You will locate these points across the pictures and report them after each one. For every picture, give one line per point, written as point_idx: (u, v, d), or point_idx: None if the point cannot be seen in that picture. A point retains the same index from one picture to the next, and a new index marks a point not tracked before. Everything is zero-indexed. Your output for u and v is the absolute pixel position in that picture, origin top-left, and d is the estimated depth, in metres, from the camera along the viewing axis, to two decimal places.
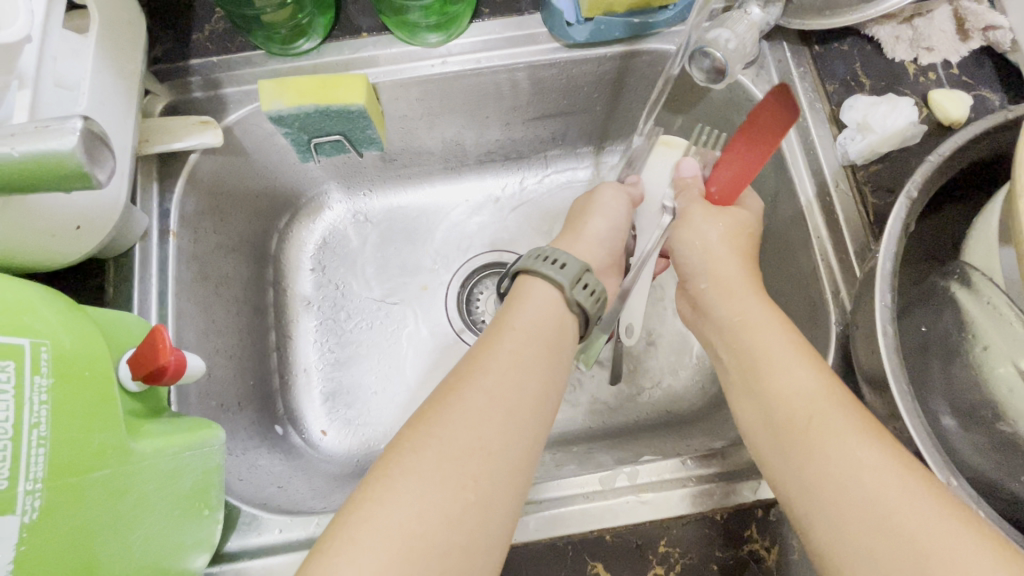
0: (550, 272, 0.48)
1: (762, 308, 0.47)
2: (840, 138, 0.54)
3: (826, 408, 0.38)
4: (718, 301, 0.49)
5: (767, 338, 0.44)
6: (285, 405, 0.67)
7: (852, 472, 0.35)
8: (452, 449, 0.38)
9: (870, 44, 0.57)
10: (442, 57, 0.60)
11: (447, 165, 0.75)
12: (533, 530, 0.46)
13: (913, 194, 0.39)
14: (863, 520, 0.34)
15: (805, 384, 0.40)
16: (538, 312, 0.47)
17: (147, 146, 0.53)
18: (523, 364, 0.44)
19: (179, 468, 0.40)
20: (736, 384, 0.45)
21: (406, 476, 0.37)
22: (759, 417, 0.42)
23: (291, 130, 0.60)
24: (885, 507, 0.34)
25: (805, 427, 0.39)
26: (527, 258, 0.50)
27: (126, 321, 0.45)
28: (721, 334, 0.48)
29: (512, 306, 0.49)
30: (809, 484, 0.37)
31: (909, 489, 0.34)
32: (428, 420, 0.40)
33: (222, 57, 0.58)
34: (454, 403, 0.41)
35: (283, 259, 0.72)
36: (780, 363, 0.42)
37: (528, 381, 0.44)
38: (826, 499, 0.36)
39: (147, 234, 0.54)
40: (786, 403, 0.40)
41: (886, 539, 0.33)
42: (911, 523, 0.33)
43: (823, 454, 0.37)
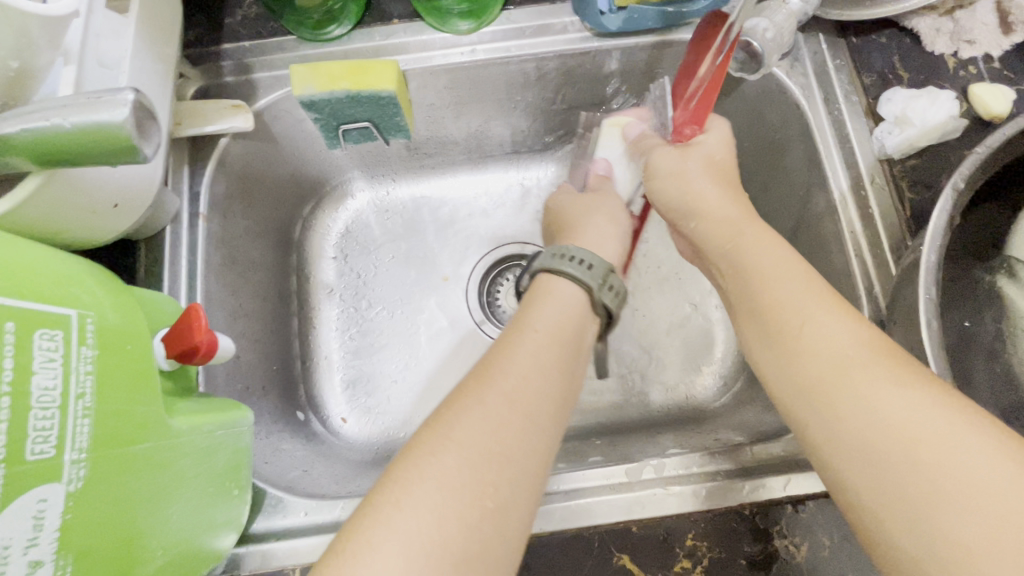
0: (573, 270, 0.47)
1: (774, 247, 0.43)
2: (876, 131, 0.54)
3: (839, 345, 0.36)
4: (709, 233, 0.48)
5: (789, 289, 0.40)
6: (306, 391, 0.67)
7: (870, 405, 0.33)
8: (471, 456, 0.34)
9: (908, 36, 0.56)
10: (472, 45, 0.59)
11: (471, 156, 0.75)
12: (559, 519, 0.46)
13: (959, 186, 0.38)
14: (890, 456, 0.31)
15: (819, 321, 0.38)
16: (562, 310, 0.45)
17: (181, 129, 0.54)
18: (551, 360, 0.41)
19: (213, 446, 0.41)
20: (747, 328, 0.42)
21: (423, 473, 0.33)
22: (771, 364, 0.39)
23: (321, 116, 0.60)
24: (915, 451, 0.31)
25: (817, 369, 0.36)
26: (546, 259, 0.48)
27: (163, 301, 0.45)
28: (725, 270, 0.46)
29: (530, 307, 0.45)
30: (826, 429, 0.35)
31: (930, 411, 0.31)
32: (447, 419, 0.36)
33: (254, 42, 0.58)
34: (471, 407, 0.36)
35: (306, 246, 0.73)
36: (804, 314, 0.38)
37: (550, 370, 0.41)
38: (848, 441, 0.33)
39: (178, 216, 0.54)
40: (797, 344, 0.38)
41: (918, 485, 0.30)
42: (937, 449, 0.30)
43: (839, 395, 0.34)
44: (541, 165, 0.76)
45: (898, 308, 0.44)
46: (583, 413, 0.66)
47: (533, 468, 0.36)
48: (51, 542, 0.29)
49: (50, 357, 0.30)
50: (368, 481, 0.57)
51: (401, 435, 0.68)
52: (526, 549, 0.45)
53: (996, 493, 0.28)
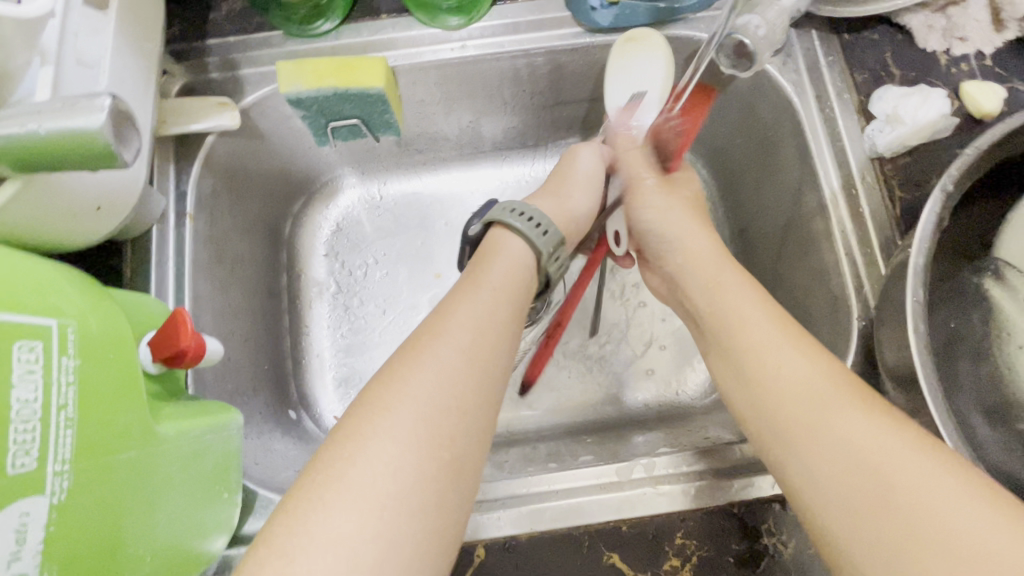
0: (521, 226, 0.45)
1: (740, 282, 0.45)
2: (868, 129, 0.53)
3: (809, 384, 0.37)
4: (692, 268, 0.49)
5: (756, 325, 0.41)
6: (298, 390, 0.68)
7: (838, 440, 0.34)
8: (427, 411, 0.34)
9: (901, 33, 0.56)
10: (461, 40, 0.58)
11: (463, 152, 0.74)
12: (549, 519, 0.47)
13: (948, 187, 0.38)
14: (862, 494, 0.32)
15: (788, 361, 0.38)
16: (511, 264, 0.44)
17: (166, 127, 0.53)
18: (502, 306, 0.41)
19: (202, 450, 0.40)
20: (722, 366, 0.43)
21: (388, 410, 0.33)
22: (746, 400, 0.40)
23: (309, 113, 0.59)
24: (885, 481, 0.31)
25: (787, 408, 0.37)
26: (498, 212, 0.47)
27: (147, 302, 0.45)
28: (700, 313, 0.47)
29: (478, 263, 0.44)
30: (800, 464, 0.35)
31: (901, 449, 0.32)
32: (412, 359, 0.36)
33: (239, 37, 0.57)
34: (425, 361, 0.36)
35: (297, 244, 0.72)
36: (770, 350, 0.39)
37: (497, 311, 0.40)
38: (821, 477, 0.34)
39: (164, 216, 0.53)
40: (769, 385, 0.38)
41: (887, 514, 0.31)
42: (908, 485, 0.31)
43: (808, 432, 0.35)
44: (535, 160, 0.76)
45: (889, 308, 0.44)
46: (575, 411, 0.67)
47: (479, 428, 0.36)
48: (34, 555, 0.29)
49: (28, 370, 0.30)
50: None
51: None
52: (517, 548, 0.45)
53: (961, 524, 0.29)
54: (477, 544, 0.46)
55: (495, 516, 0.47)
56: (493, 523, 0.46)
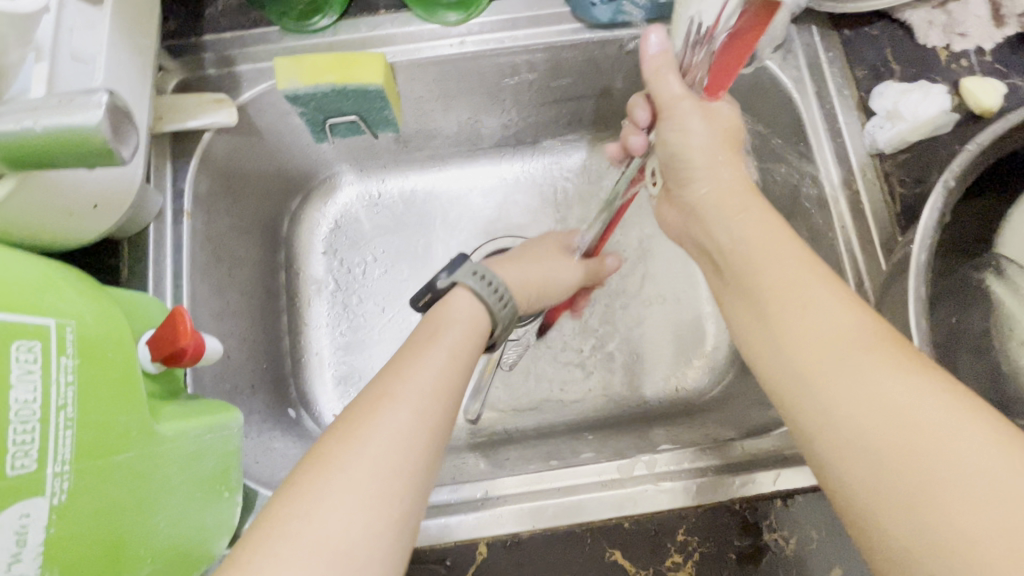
0: (478, 289, 0.49)
1: (772, 225, 0.43)
2: (868, 125, 0.53)
3: (836, 328, 0.34)
4: (716, 204, 0.46)
5: (783, 267, 0.39)
6: (297, 388, 0.67)
7: (859, 381, 0.32)
8: (381, 469, 0.34)
9: (901, 28, 0.55)
10: (460, 37, 0.58)
11: (461, 148, 0.74)
12: (551, 516, 0.46)
13: (951, 183, 0.38)
14: (883, 436, 0.30)
15: (816, 303, 0.36)
16: (468, 325, 0.47)
17: (162, 125, 0.52)
18: (458, 362, 0.43)
19: (201, 450, 0.40)
20: (742, 312, 0.41)
21: (357, 452, 0.34)
22: (765, 345, 0.38)
23: (307, 110, 0.59)
24: (909, 421, 0.29)
25: (809, 347, 0.35)
26: (462, 273, 0.50)
27: (145, 301, 0.44)
28: (725, 250, 0.45)
29: (433, 325, 0.46)
30: (817, 407, 0.33)
31: (927, 391, 0.30)
32: (377, 405, 0.37)
33: (236, 33, 0.57)
34: (378, 420, 0.36)
35: (295, 241, 0.72)
36: (797, 293, 0.37)
37: (455, 366, 0.42)
38: (838, 416, 0.32)
39: (161, 214, 0.53)
40: (792, 325, 0.36)
41: (909, 457, 0.28)
42: (932, 428, 0.28)
43: (828, 373, 0.33)
44: (534, 157, 0.75)
45: (890, 305, 0.44)
46: (575, 408, 0.67)
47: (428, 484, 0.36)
48: (35, 556, 0.29)
49: (27, 371, 0.30)
50: None
51: None
52: (519, 546, 0.45)
53: (981, 469, 0.26)
54: (479, 542, 0.45)
55: (497, 513, 0.47)
56: (495, 521, 0.46)
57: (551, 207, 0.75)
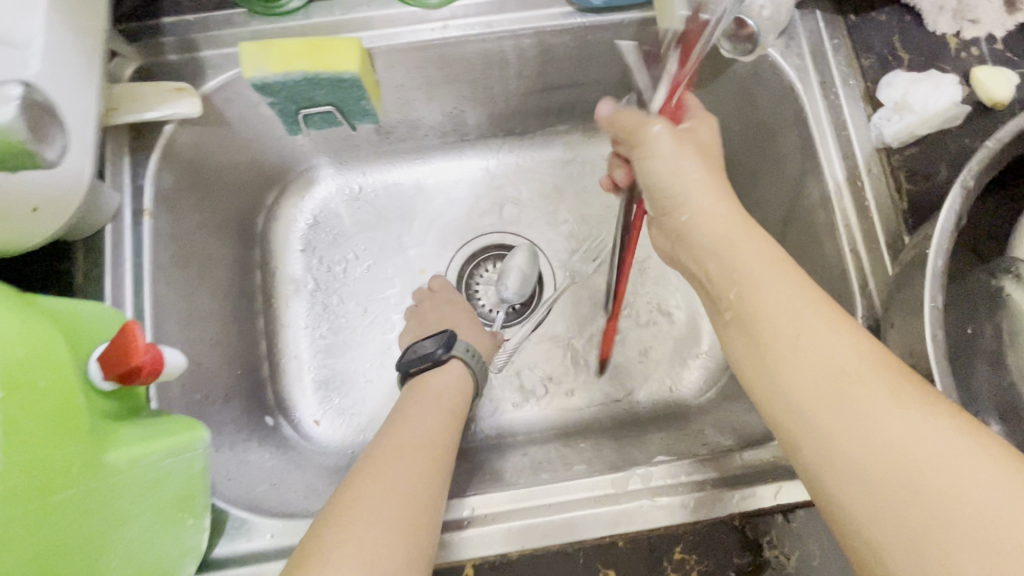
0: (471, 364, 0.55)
1: (756, 243, 0.41)
2: (874, 118, 0.51)
3: (835, 364, 0.34)
4: (698, 225, 0.44)
5: (770, 291, 0.38)
6: (275, 394, 0.64)
7: (859, 424, 0.32)
8: (392, 505, 0.39)
9: (909, 14, 0.52)
10: (443, 20, 0.54)
11: (446, 140, 0.70)
12: (542, 535, 0.44)
13: (969, 183, 0.35)
14: (885, 477, 0.30)
15: (811, 337, 0.35)
16: (456, 392, 0.53)
17: (117, 116, 0.48)
18: (449, 412, 0.50)
19: (158, 476, 0.37)
20: (732, 337, 0.41)
21: (345, 516, 0.37)
22: (758, 374, 0.38)
23: (277, 100, 0.55)
24: (911, 461, 0.29)
25: (804, 387, 0.34)
26: (456, 348, 0.55)
27: (95, 310, 0.40)
28: (710, 274, 0.43)
29: (419, 395, 0.52)
30: (816, 444, 0.33)
31: (929, 429, 0.30)
32: (382, 461, 0.42)
33: (199, 15, 0.52)
34: (395, 454, 0.43)
35: (270, 238, 0.68)
36: (789, 323, 0.36)
37: (442, 424, 0.48)
38: (838, 456, 0.32)
39: (119, 214, 0.49)
40: (788, 362, 0.36)
41: (914, 501, 0.29)
42: (938, 476, 0.29)
43: (828, 416, 0.33)
44: (522, 149, 0.72)
45: (899, 311, 0.42)
46: (566, 412, 0.64)
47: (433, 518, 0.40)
48: None
49: None
50: None
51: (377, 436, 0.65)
52: (508, 567, 0.43)
53: (988, 511, 0.27)
54: (467, 564, 0.43)
55: (485, 533, 0.44)
56: (482, 541, 0.44)
57: (541, 201, 0.72)
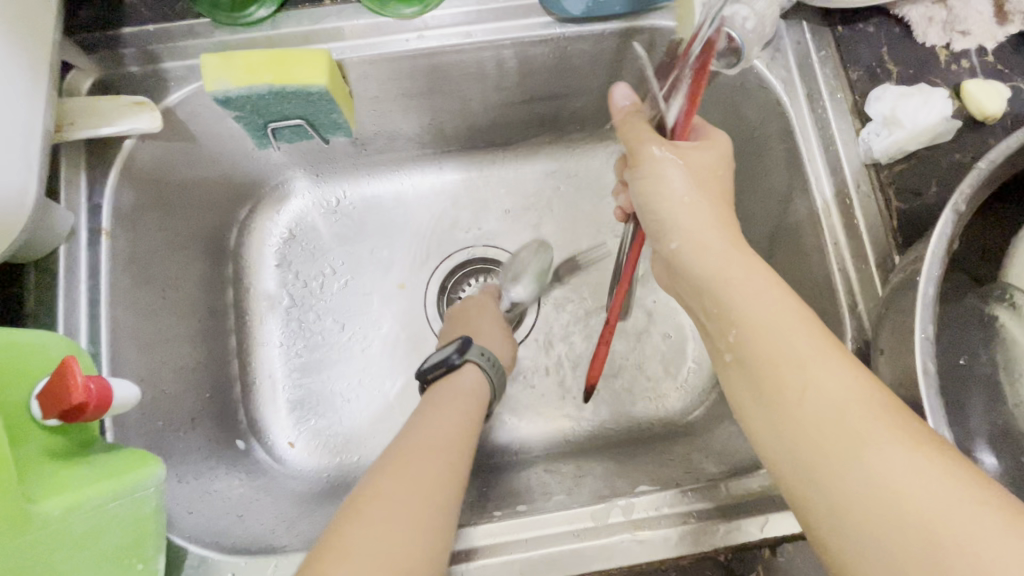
0: (484, 365, 0.53)
1: (748, 272, 0.39)
2: (863, 132, 0.49)
3: (840, 406, 0.32)
4: (689, 254, 0.43)
5: (774, 332, 0.36)
6: (247, 417, 0.62)
7: (870, 477, 0.30)
8: (417, 502, 0.37)
9: (897, 25, 0.51)
10: (418, 30, 0.52)
11: (425, 152, 0.68)
12: (518, 573, 0.42)
13: (961, 207, 0.34)
14: (892, 531, 0.28)
15: (820, 383, 0.33)
16: (472, 396, 0.50)
17: (73, 130, 0.45)
18: (470, 415, 0.48)
19: (100, 525, 0.35)
20: (734, 379, 0.38)
21: (373, 509, 0.36)
22: (760, 418, 0.36)
23: (243, 113, 0.53)
24: (919, 515, 0.28)
25: (811, 435, 0.32)
26: (471, 351, 0.53)
27: (46, 342, 0.38)
28: (706, 309, 0.41)
29: (440, 396, 0.49)
30: (821, 493, 0.32)
31: (936, 478, 0.28)
32: (406, 458, 0.41)
33: (160, 25, 0.50)
34: (416, 452, 0.41)
35: (243, 254, 0.66)
36: (796, 367, 0.34)
37: (465, 427, 0.46)
38: (845, 506, 0.30)
39: (74, 233, 0.46)
40: (795, 410, 0.33)
41: (922, 556, 0.27)
42: (958, 534, 0.27)
43: (836, 467, 0.31)
44: (505, 161, 0.70)
45: (890, 336, 0.40)
46: (549, 433, 0.62)
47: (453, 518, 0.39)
48: None
49: None
50: (313, 523, 0.51)
51: (354, 458, 0.63)
52: None
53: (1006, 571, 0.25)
54: None
55: (457, 572, 0.42)
56: None
57: (524, 215, 0.70)
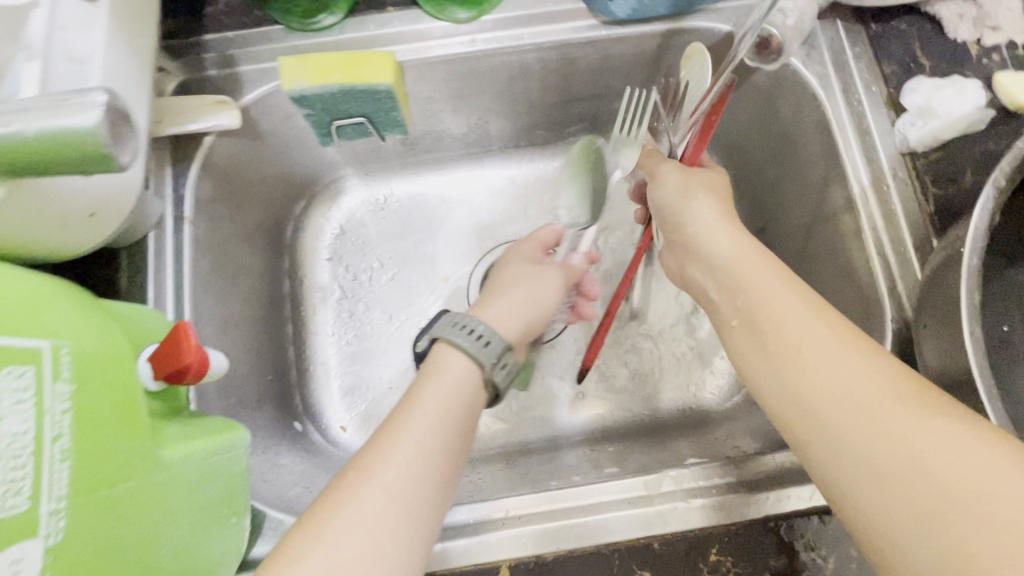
0: (462, 341, 0.42)
1: (763, 257, 0.41)
2: (898, 123, 0.51)
3: (838, 358, 0.34)
4: (705, 240, 0.45)
5: (774, 297, 0.38)
6: (303, 401, 0.65)
7: (878, 424, 0.30)
8: (359, 537, 0.32)
9: (929, 23, 0.54)
10: (472, 34, 0.56)
11: (470, 151, 0.72)
12: (576, 537, 0.44)
13: (1001, 182, 0.36)
14: (896, 472, 0.29)
15: (814, 335, 0.35)
16: (455, 385, 0.40)
17: (161, 128, 0.50)
18: (448, 410, 0.39)
19: (206, 477, 0.38)
20: (739, 341, 0.40)
21: (308, 550, 0.31)
22: (764, 377, 0.37)
23: (312, 111, 0.57)
24: (921, 455, 0.29)
25: (834, 414, 0.32)
26: (444, 328, 0.43)
27: (146, 315, 0.42)
28: (715, 284, 0.43)
29: (416, 381, 0.41)
30: (825, 443, 0.32)
31: (936, 422, 0.29)
32: (365, 459, 0.35)
33: (238, 32, 0.55)
34: (373, 466, 0.35)
35: (299, 248, 0.70)
36: (793, 325, 0.36)
37: (445, 423, 0.38)
38: (849, 457, 0.31)
39: (162, 221, 0.51)
40: (795, 361, 0.35)
41: (923, 496, 0.28)
42: (957, 475, 0.27)
43: (842, 416, 0.32)
44: (545, 159, 0.73)
45: (931, 311, 0.42)
46: (592, 417, 0.64)
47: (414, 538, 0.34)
48: None
49: (19, 398, 0.28)
50: None
51: None
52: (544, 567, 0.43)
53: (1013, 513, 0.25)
54: (502, 564, 0.43)
55: (516, 534, 0.44)
56: (515, 543, 0.44)
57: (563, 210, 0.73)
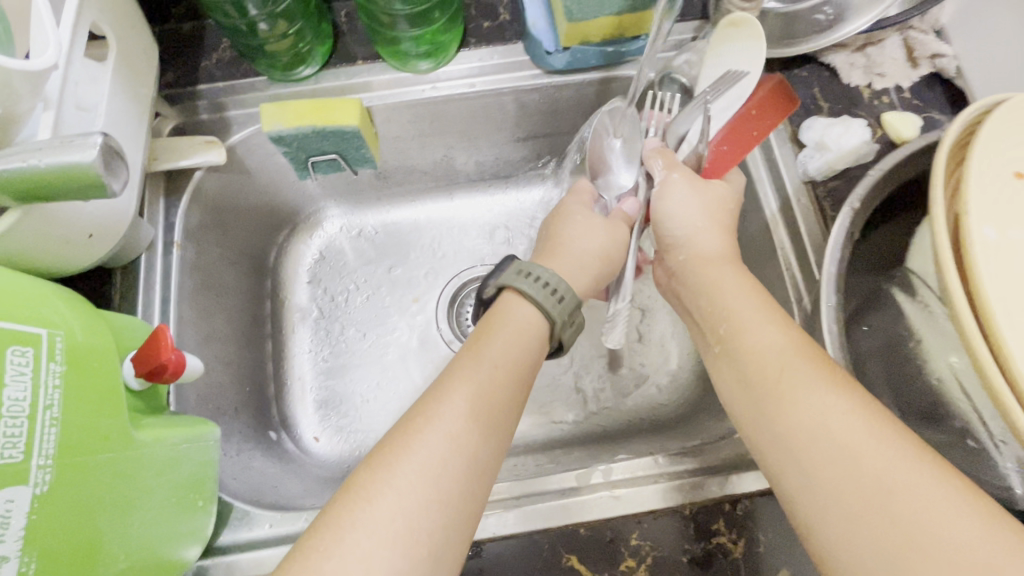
0: (533, 291, 0.47)
1: (742, 283, 0.46)
2: (800, 155, 0.58)
3: (812, 391, 0.37)
4: (694, 268, 0.50)
5: (757, 328, 0.42)
6: (280, 412, 0.70)
7: (847, 456, 0.34)
8: (419, 491, 0.36)
9: (826, 69, 0.61)
10: (432, 82, 0.64)
11: (439, 183, 0.79)
12: (511, 525, 0.49)
13: (854, 206, 0.45)
14: (859, 502, 0.32)
15: (795, 367, 0.38)
16: (523, 335, 0.46)
17: (156, 164, 0.57)
18: (509, 378, 0.43)
19: (177, 458, 0.44)
20: (723, 369, 0.44)
21: (371, 504, 0.35)
22: (746, 406, 0.40)
23: (290, 149, 0.64)
24: (885, 485, 0.32)
25: (808, 445, 0.35)
26: (517, 277, 0.48)
27: (132, 323, 0.48)
28: (699, 309, 0.48)
29: (478, 338, 0.46)
30: (798, 472, 0.36)
31: (897, 458, 0.33)
32: (413, 426, 0.39)
33: (228, 82, 0.63)
34: (423, 430, 0.38)
35: (281, 271, 0.76)
36: (771, 356, 0.40)
37: (489, 396, 0.41)
38: (819, 485, 0.34)
39: (153, 245, 0.58)
40: (775, 391, 0.38)
41: (883, 524, 0.31)
42: (915, 508, 0.31)
43: (813, 446, 0.35)
44: (508, 192, 0.81)
45: None
46: (546, 426, 0.69)
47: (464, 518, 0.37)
48: (15, 539, 0.32)
49: (20, 371, 0.34)
50: None
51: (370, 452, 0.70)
52: (479, 554, 0.48)
53: (960, 545, 0.29)
54: None
55: None
56: None
57: (523, 236, 0.80)
